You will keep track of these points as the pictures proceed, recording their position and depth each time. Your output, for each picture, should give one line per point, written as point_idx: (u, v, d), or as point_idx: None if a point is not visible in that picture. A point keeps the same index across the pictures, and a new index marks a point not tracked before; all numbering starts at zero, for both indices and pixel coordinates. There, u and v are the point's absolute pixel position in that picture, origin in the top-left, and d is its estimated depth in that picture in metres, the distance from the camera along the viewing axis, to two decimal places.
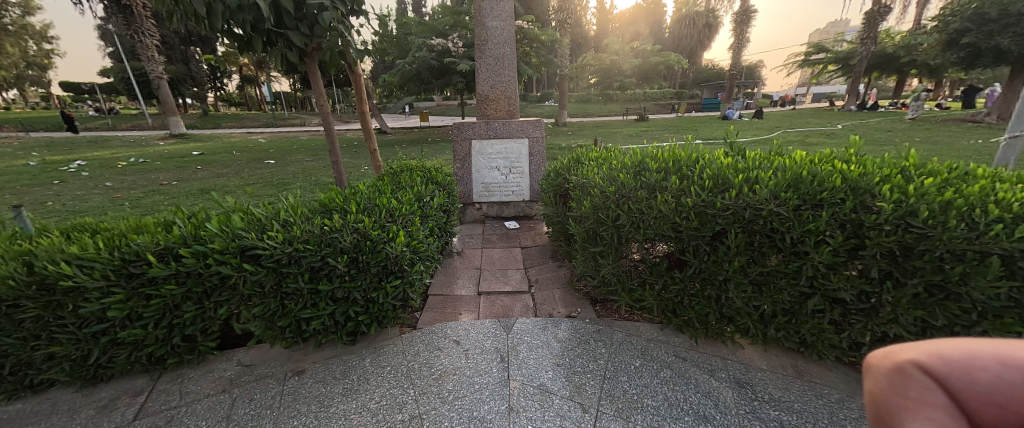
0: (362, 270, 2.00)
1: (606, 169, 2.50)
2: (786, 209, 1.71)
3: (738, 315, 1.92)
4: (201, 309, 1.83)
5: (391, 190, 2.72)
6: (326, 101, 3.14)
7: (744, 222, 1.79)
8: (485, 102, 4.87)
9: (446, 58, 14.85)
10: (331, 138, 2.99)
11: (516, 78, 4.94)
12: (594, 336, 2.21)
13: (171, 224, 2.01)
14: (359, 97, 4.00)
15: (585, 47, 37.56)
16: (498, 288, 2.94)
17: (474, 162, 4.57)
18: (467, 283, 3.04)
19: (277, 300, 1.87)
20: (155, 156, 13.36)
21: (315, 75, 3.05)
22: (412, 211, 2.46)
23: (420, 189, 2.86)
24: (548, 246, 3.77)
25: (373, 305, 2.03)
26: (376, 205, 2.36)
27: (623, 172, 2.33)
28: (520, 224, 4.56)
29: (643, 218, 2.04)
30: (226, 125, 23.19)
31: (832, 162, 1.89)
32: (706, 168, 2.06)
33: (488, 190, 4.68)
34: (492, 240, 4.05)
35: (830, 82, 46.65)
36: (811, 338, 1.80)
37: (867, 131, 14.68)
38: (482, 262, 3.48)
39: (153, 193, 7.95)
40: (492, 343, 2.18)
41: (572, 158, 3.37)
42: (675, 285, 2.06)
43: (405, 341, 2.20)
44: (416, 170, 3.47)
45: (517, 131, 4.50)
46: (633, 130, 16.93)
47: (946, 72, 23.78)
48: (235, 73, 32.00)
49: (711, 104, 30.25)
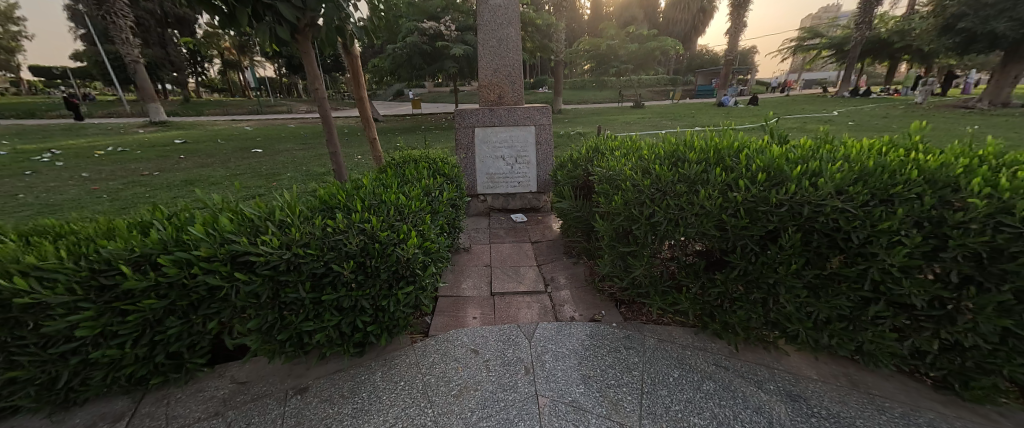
0: (371, 276, 1.79)
1: (635, 161, 2.26)
2: (854, 206, 1.52)
3: (788, 320, 1.74)
4: (187, 323, 1.56)
5: (396, 183, 2.49)
6: (320, 83, 2.82)
7: (803, 220, 1.60)
8: (488, 87, 4.59)
9: (438, 41, 14.40)
10: (328, 123, 2.69)
11: (520, 62, 4.64)
12: (625, 343, 2.03)
13: (149, 226, 1.73)
14: (355, 81, 3.67)
15: (578, 31, 36.91)
16: (513, 288, 2.74)
17: (477, 151, 4.31)
18: (477, 283, 2.83)
19: (274, 312, 1.63)
20: (135, 145, 12.78)
21: (309, 56, 2.73)
22: (421, 208, 2.23)
23: (428, 182, 2.62)
24: (562, 240, 3.59)
25: (383, 313, 1.82)
26: (382, 201, 2.11)
27: (656, 163, 2.11)
28: (527, 216, 4.34)
29: (683, 215, 1.83)
30: (210, 112, 22.44)
31: (897, 151, 1.70)
32: (755, 159, 1.84)
33: (492, 181, 4.43)
34: (499, 235, 3.83)
35: (821, 68, 46.81)
36: (866, 346, 1.66)
37: (861, 117, 14.71)
38: (491, 258, 3.28)
39: (133, 185, 7.57)
40: (514, 353, 1.97)
41: (590, 148, 3.16)
42: (714, 287, 1.90)
43: (417, 351, 1.99)
44: (421, 161, 3.21)
45: (522, 119, 4.26)
46: (632, 118, 16.75)
47: (938, 57, 23.90)
48: (217, 57, 30.81)
49: (705, 90, 30.23)
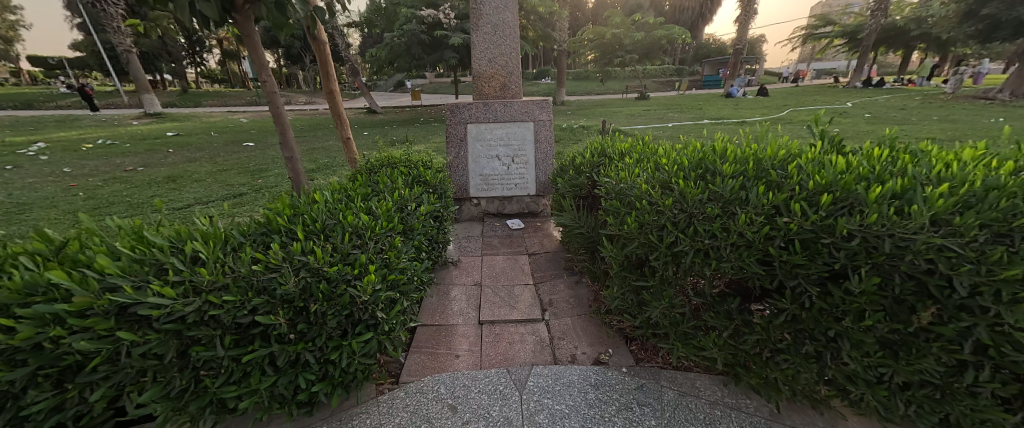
0: (317, 323, 1.39)
1: (652, 170, 1.81)
2: (959, 243, 1.10)
3: (849, 381, 1.35)
4: (62, 394, 1.17)
5: (364, 195, 2.11)
6: (271, 73, 2.40)
7: (882, 259, 1.19)
8: (483, 79, 4.15)
9: (437, 30, 13.92)
10: (280, 119, 2.32)
11: (519, 50, 4.18)
12: (637, 397, 1.63)
13: (20, 259, 1.32)
14: (324, 73, 3.24)
15: (583, 20, 36.04)
16: (505, 315, 2.35)
17: (470, 149, 3.90)
18: (463, 308, 2.44)
19: (185, 375, 1.25)
20: (126, 137, 12.48)
21: (253, 40, 2.29)
22: (390, 228, 1.83)
23: (403, 192, 2.23)
24: (563, 252, 3.20)
25: (334, 368, 1.43)
26: (339, 222, 1.71)
27: (679, 174, 1.69)
28: (525, 223, 3.93)
29: (716, 245, 1.42)
30: (207, 103, 22.09)
31: (1007, 166, 1.27)
32: (811, 173, 1.41)
33: (487, 183, 4.00)
34: (493, 244, 3.45)
35: (833, 58, 45.66)
36: (956, 419, 1.25)
37: (878, 109, 14.11)
38: (482, 275, 2.89)
39: (114, 181, 7.25)
40: (500, 412, 1.59)
41: (595, 150, 2.73)
42: (752, 334, 1.50)
43: (382, 410, 1.60)
44: (400, 165, 2.80)
45: (521, 114, 3.83)
46: (637, 109, 16.24)
47: (956, 45, 23.03)
48: (215, 47, 30.33)
49: (711, 80, 29.56)
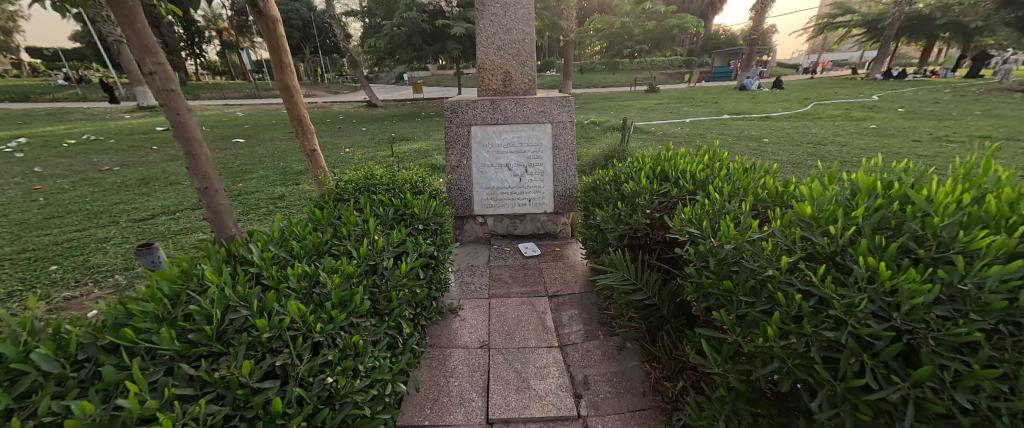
0: None
1: (783, 226, 1.07)
2: None
3: None
4: None
5: (314, 251, 1.39)
6: (165, 60, 1.69)
7: None
8: (489, 71, 3.39)
9: (438, 20, 13.10)
10: (184, 130, 1.73)
11: (533, 35, 3.40)
12: None
13: None
14: (277, 63, 2.51)
15: (591, 10, 34.89)
16: (525, 408, 1.63)
17: (473, 157, 3.17)
18: (466, 392, 1.73)
19: None
20: (111, 132, 11.81)
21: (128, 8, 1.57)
22: (348, 315, 1.12)
23: (379, 239, 1.52)
24: (592, 295, 2.49)
25: None
26: (250, 314, 0.98)
27: (856, 235, 0.93)
28: (541, 248, 3.21)
29: (987, 405, 0.68)
30: (203, 96, 21.37)
31: None
32: None
33: (494, 198, 3.28)
34: (503, 280, 2.73)
35: (846, 47, 44.48)
36: None
37: (909, 102, 13.13)
38: (490, 331, 2.17)
39: (84, 183, 6.58)
40: None
41: (648, 170, 1.99)
42: None
43: None
44: (380, 190, 2.08)
45: (535, 114, 3.10)
46: (650, 103, 15.39)
47: (985, 35, 21.79)
48: (214, 38, 29.55)
49: (723, 72, 28.58)
